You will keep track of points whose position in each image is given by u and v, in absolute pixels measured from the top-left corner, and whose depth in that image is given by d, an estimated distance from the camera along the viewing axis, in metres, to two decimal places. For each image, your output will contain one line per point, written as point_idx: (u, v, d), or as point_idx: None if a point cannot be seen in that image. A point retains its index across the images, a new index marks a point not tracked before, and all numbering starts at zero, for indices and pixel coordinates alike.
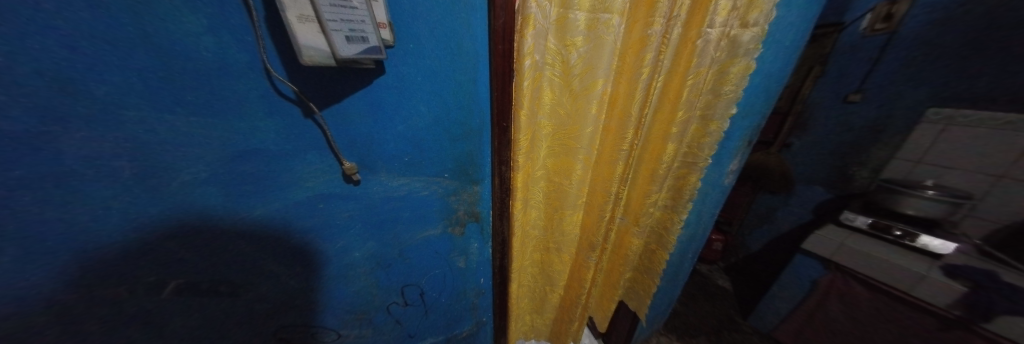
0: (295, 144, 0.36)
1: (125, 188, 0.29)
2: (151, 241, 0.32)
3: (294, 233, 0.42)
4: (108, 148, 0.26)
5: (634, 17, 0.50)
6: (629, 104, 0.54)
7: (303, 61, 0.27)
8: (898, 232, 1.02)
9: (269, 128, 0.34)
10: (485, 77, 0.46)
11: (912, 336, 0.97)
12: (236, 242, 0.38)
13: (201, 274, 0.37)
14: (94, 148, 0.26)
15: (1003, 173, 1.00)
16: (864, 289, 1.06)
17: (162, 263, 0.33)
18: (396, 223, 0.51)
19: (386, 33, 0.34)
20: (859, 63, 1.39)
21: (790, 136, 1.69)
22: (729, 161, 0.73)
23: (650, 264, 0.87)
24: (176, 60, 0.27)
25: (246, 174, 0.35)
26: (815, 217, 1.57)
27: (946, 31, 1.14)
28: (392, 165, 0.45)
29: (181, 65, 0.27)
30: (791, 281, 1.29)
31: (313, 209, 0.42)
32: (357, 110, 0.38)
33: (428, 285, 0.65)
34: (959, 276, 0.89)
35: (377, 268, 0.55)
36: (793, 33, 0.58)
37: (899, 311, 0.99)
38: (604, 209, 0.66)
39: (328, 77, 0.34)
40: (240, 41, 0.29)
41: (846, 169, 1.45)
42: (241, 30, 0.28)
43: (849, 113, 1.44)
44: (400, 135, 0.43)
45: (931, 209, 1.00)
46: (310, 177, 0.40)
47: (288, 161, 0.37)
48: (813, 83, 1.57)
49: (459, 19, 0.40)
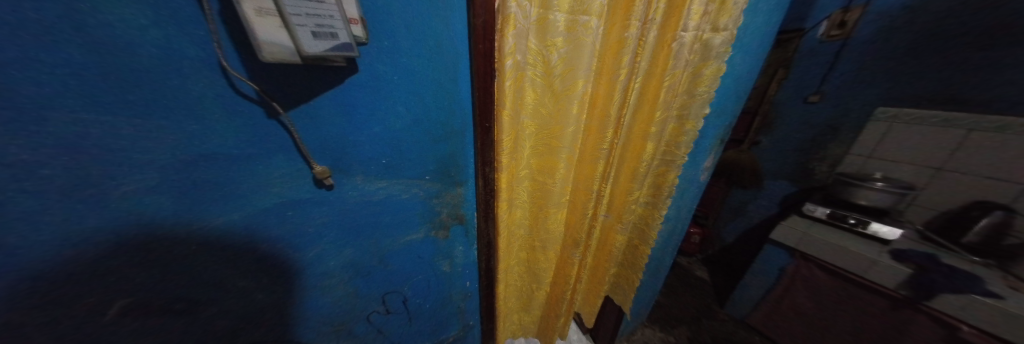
0: (260, 147, 0.34)
1: (63, 201, 0.25)
2: (94, 259, 0.29)
3: (263, 241, 0.39)
4: (43, 157, 0.23)
5: (612, 20, 0.52)
6: (609, 104, 0.56)
7: (263, 58, 0.25)
8: (852, 220, 1.13)
9: (230, 131, 0.31)
10: (466, 76, 0.45)
11: (867, 316, 1.06)
12: (195, 256, 0.35)
13: (155, 292, 0.33)
14: (29, 157, 0.22)
15: (941, 165, 1.14)
16: (825, 275, 1.15)
17: (107, 282, 0.30)
18: (375, 229, 0.49)
19: (358, 30, 0.32)
20: (818, 67, 1.50)
21: (759, 134, 1.79)
22: (704, 159, 0.77)
23: (633, 259, 0.90)
24: (118, 54, 0.24)
25: (203, 180, 0.32)
26: (782, 209, 1.69)
27: (891, 38, 1.25)
28: (369, 168, 0.43)
29: (124, 60, 0.24)
30: (762, 269, 1.38)
31: (282, 216, 0.39)
32: (328, 109, 0.36)
33: (411, 291, 0.63)
34: (906, 260, 0.98)
35: (356, 276, 0.52)
36: (762, 36, 0.62)
37: (855, 293, 1.08)
38: (587, 207, 0.67)
39: (296, 75, 0.32)
40: (191, 34, 0.26)
41: (809, 164, 1.56)
42: (194, 25, 0.26)
43: (809, 113, 1.55)
44: (377, 136, 0.41)
45: (880, 199, 1.10)
46: (276, 183, 0.37)
47: (253, 166, 0.34)
48: (778, 84, 1.68)
49: (437, 17, 0.38)
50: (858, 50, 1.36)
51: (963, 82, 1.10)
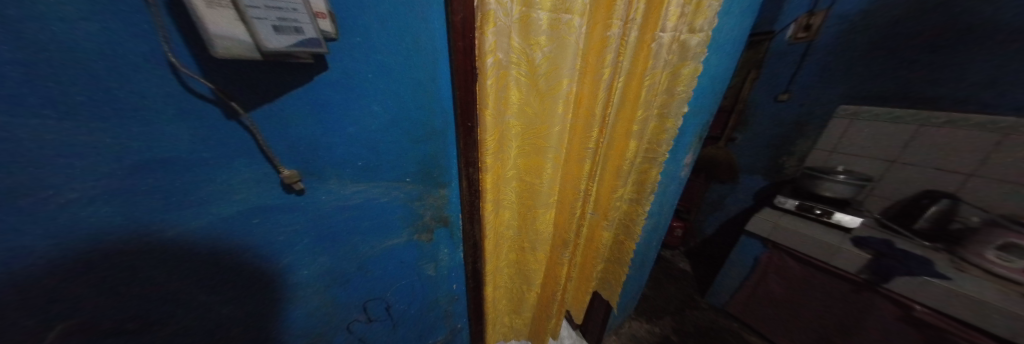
0: (219, 150, 0.31)
1: None
2: (31, 277, 0.26)
3: (226, 253, 0.36)
4: None
5: (595, 19, 0.52)
6: (593, 104, 0.56)
7: (215, 54, 0.23)
8: (818, 211, 1.21)
9: (184, 134, 0.29)
10: (446, 74, 0.44)
11: (832, 299, 1.14)
12: (149, 271, 0.32)
13: (107, 309, 0.31)
14: None
15: (895, 159, 1.25)
16: (794, 262, 1.23)
17: (50, 302, 0.28)
18: (353, 234, 0.47)
19: (326, 24, 0.30)
20: (786, 67, 1.59)
21: (734, 131, 1.88)
22: (684, 156, 0.80)
23: (619, 254, 0.92)
24: (50, 50, 0.21)
25: (155, 188, 0.29)
26: (756, 201, 1.78)
27: (851, 41, 1.35)
28: (344, 171, 0.41)
29: (56, 57, 0.22)
30: (739, 260, 1.45)
31: (247, 225, 0.37)
32: (296, 109, 0.34)
33: (394, 297, 0.62)
34: (866, 246, 1.06)
35: (333, 284, 0.50)
36: (733, 38, 0.65)
37: (822, 279, 1.16)
38: (575, 206, 0.68)
39: (258, 72, 0.30)
40: (133, 27, 0.23)
41: (779, 159, 1.66)
42: (137, 17, 0.23)
43: (779, 110, 1.65)
44: (352, 137, 0.39)
45: (842, 191, 1.19)
46: (240, 189, 0.34)
47: (213, 170, 0.32)
48: (751, 84, 1.76)
49: (414, 13, 0.37)
50: (821, 52, 1.45)
51: (912, 82, 1.20)
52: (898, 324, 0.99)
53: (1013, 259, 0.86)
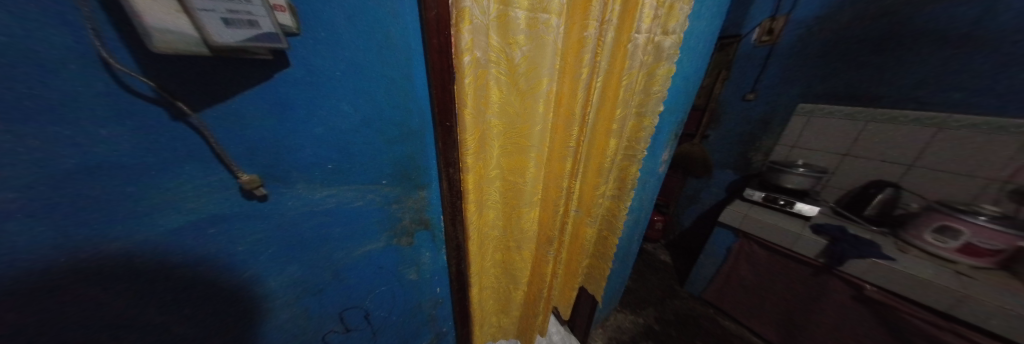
0: (163, 155, 0.28)
1: None
2: None
3: (179, 268, 0.33)
4: None
5: (572, 19, 0.52)
6: (573, 103, 0.57)
7: (153, 47, 0.20)
8: (782, 201, 1.31)
9: (126, 139, 0.25)
10: (422, 73, 0.44)
11: (796, 282, 1.24)
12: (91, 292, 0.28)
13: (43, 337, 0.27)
14: None
15: (846, 152, 1.39)
16: (762, 250, 1.32)
17: None
18: (325, 241, 0.45)
19: (286, 18, 0.28)
20: (753, 68, 1.70)
21: (707, 128, 1.98)
22: (661, 152, 0.83)
23: (603, 250, 0.94)
24: None
25: (89, 201, 0.25)
26: (728, 194, 1.90)
27: (809, 44, 1.46)
28: (312, 175, 0.39)
29: None
30: (713, 250, 1.54)
31: (201, 236, 0.33)
32: (254, 109, 0.31)
33: (373, 305, 0.59)
34: (823, 233, 1.15)
35: (305, 295, 0.47)
36: (703, 40, 0.68)
37: (786, 264, 1.25)
38: (558, 204, 0.68)
39: (209, 69, 0.27)
40: (58, 19, 0.20)
41: (748, 154, 1.77)
42: (59, 6, 0.20)
43: (747, 109, 1.75)
44: (321, 139, 0.37)
45: (802, 182, 1.29)
46: (191, 197, 0.31)
47: (156, 178, 0.28)
48: (722, 84, 1.86)
49: (385, 9, 0.36)
50: (783, 54, 1.56)
51: (861, 83, 1.32)
52: (851, 302, 1.08)
53: (947, 240, 0.97)
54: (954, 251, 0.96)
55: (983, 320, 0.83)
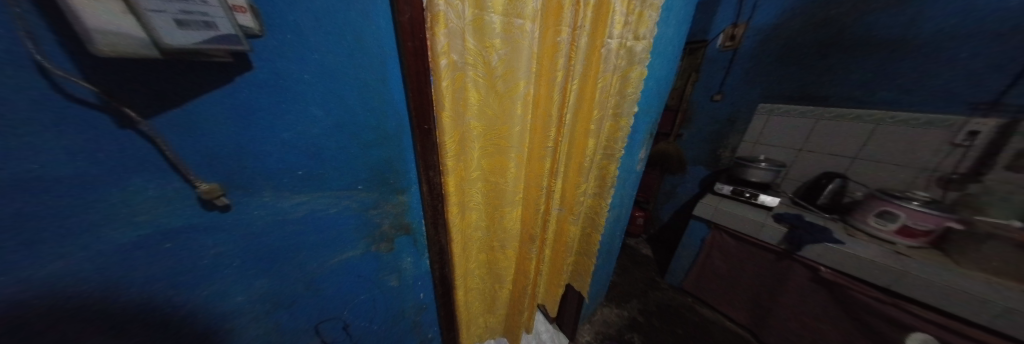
0: (107, 166, 0.25)
1: None
2: None
3: (127, 286, 0.31)
4: None
5: (546, 25, 0.54)
6: (550, 105, 0.59)
7: (97, 52, 0.19)
8: (748, 194, 1.42)
9: (68, 150, 0.23)
10: (396, 76, 0.43)
11: (763, 268, 1.33)
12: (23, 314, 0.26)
13: None
14: None
15: (801, 147, 1.53)
16: (732, 240, 1.42)
17: None
18: (297, 251, 0.43)
19: (247, 20, 0.27)
20: (718, 71, 1.82)
21: (680, 127, 2.09)
22: (638, 150, 0.87)
23: (587, 246, 0.96)
24: None
25: (24, 216, 0.23)
26: (701, 189, 2.01)
27: (765, 49, 1.60)
28: (281, 182, 0.37)
29: None
30: (689, 242, 1.62)
31: (154, 251, 0.31)
32: (211, 114, 0.29)
33: (352, 315, 0.57)
34: (784, 221, 1.26)
35: (275, 310, 0.45)
36: (671, 45, 0.72)
37: (753, 252, 1.35)
38: (539, 202, 0.70)
39: (162, 72, 0.25)
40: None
41: (717, 151, 1.89)
42: None
43: (714, 109, 1.87)
44: (290, 144, 0.36)
45: (765, 176, 1.40)
46: (141, 210, 0.29)
47: (102, 191, 0.26)
48: (692, 86, 1.97)
49: (356, 11, 0.35)
50: (744, 58, 1.69)
51: (810, 85, 1.47)
52: (810, 284, 1.19)
53: (887, 223, 1.10)
54: (894, 233, 1.08)
55: (918, 293, 0.95)
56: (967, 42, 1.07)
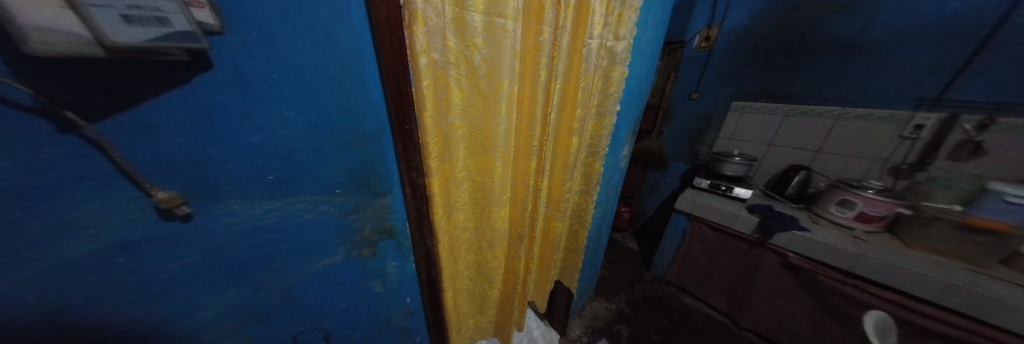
0: (44, 177, 0.23)
1: None
2: None
3: (74, 305, 0.28)
4: None
5: (528, 24, 0.54)
6: (534, 104, 0.59)
7: (29, 49, 0.17)
8: (724, 187, 1.50)
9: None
10: (374, 75, 0.42)
11: (738, 257, 1.41)
12: None
13: None
14: None
15: (770, 142, 1.63)
16: (710, 231, 1.49)
17: None
18: (271, 260, 0.41)
19: (205, 15, 0.25)
20: (695, 70, 1.90)
21: (661, 125, 2.16)
22: (622, 148, 0.89)
23: (575, 242, 0.98)
24: None
25: None
26: (682, 183, 2.10)
27: (737, 50, 1.68)
28: (249, 189, 0.35)
29: None
30: (672, 234, 1.69)
31: (107, 268, 0.29)
32: (166, 117, 0.27)
33: (333, 323, 0.55)
34: (756, 212, 1.34)
35: (249, 323, 0.43)
36: (650, 45, 0.75)
37: (729, 241, 1.43)
38: (526, 201, 0.70)
39: (110, 72, 0.23)
40: None
41: (696, 147, 1.97)
42: None
43: (692, 107, 1.95)
44: (258, 148, 0.34)
45: (739, 169, 1.48)
46: (88, 224, 0.26)
47: (42, 204, 0.24)
48: (672, 85, 2.04)
49: (328, 8, 0.34)
50: (718, 58, 1.78)
51: (778, 83, 1.56)
52: (780, 270, 1.27)
53: (846, 211, 1.19)
54: (853, 219, 1.18)
55: (873, 273, 1.04)
56: (910, 45, 1.18)
